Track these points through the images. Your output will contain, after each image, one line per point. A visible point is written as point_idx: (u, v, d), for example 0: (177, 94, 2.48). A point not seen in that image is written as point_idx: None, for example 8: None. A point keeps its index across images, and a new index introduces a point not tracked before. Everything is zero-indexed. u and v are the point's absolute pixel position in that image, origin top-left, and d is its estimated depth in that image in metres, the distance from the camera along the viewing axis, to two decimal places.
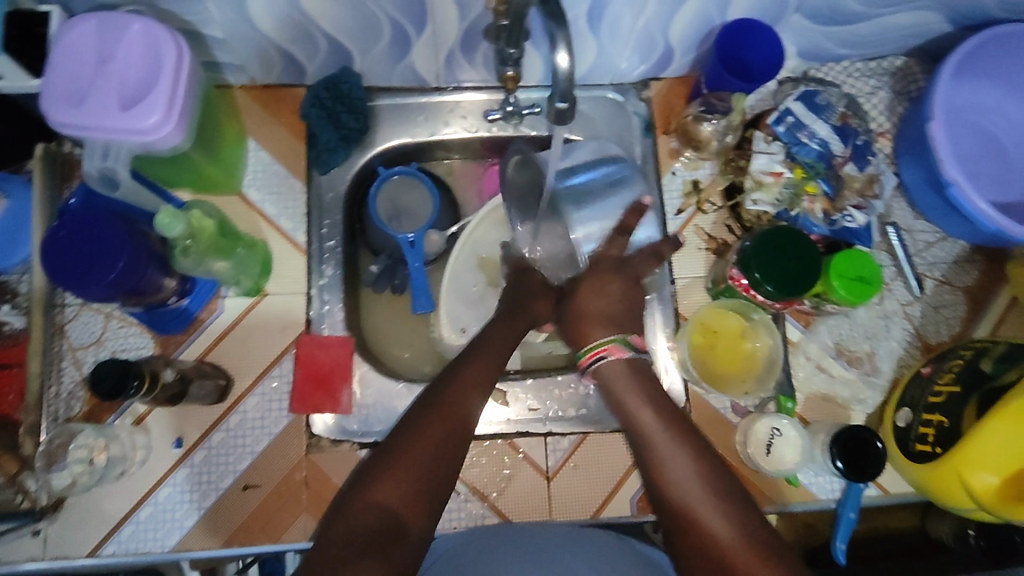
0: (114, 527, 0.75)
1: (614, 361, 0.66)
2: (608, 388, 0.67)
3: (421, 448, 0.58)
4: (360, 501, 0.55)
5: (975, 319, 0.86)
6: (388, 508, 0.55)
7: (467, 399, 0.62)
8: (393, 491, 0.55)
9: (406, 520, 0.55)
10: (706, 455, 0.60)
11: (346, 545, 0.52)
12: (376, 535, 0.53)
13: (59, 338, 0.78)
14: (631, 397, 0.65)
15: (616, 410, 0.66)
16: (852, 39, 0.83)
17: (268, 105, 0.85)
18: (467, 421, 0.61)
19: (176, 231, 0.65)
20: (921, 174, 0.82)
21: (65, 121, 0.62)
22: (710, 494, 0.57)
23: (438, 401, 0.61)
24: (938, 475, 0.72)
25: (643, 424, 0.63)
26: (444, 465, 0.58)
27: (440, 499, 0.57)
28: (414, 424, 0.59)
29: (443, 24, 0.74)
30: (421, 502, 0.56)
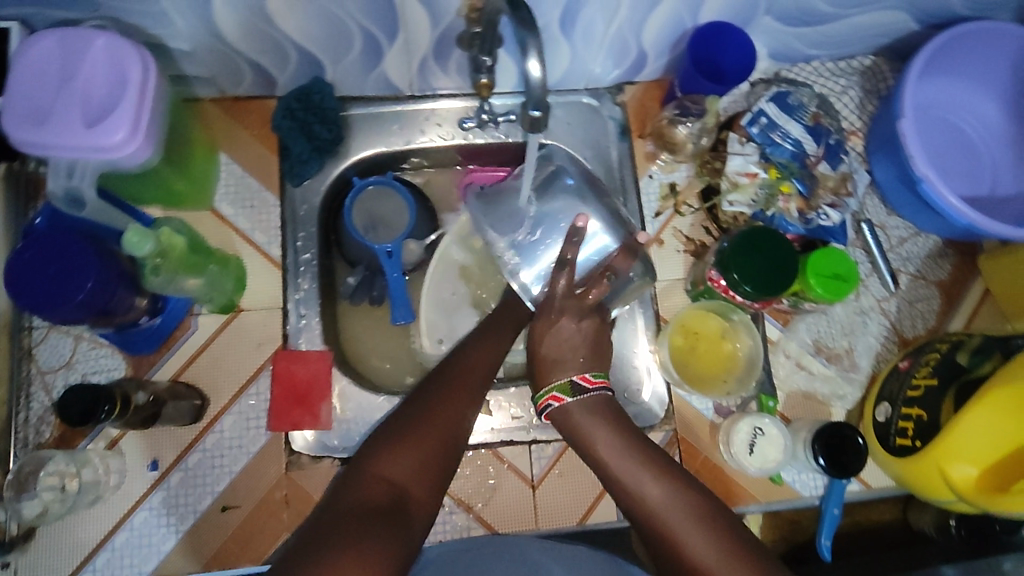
0: (89, 555, 0.73)
1: (570, 402, 0.65)
2: (566, 430, 0.66)
3: (426, 428, 0.59)
4: (371, 475, 0.55)
5: (949, 312, 0.87)
6: (396, 481, 0.55)
7: (469, 388, 0.65)
8: (401, 465, 0.56)
9: (411, 495, 0.55)
10: (674, 473, 0.60)
11: (353, 513, 0.51)
12: (385, 506, 0.53)
13: (27, 363, 0.76)
14: (591, 435, 0.64)
15: (578, 449, 0.65)
16: (821, 40, 0.84)
17: (239, 118, 0.84)
18: (467, 409, 0.63)
19: (146, 249, 0.62)
20: (893, 171, 0.84)
21: (26, 140, 0.60)
22: (686, 514, 0.57)
23: (441, 388, 0.64)
24: (919, 469, 0.72)
25: (605, 459, 0.62)
26: (447, 448, 0.59)
27: (443, 481, 0.58)
28: (417, 408, 0.61)
29: (415, 33, 0.73)
30: (426, 479, 0.56)
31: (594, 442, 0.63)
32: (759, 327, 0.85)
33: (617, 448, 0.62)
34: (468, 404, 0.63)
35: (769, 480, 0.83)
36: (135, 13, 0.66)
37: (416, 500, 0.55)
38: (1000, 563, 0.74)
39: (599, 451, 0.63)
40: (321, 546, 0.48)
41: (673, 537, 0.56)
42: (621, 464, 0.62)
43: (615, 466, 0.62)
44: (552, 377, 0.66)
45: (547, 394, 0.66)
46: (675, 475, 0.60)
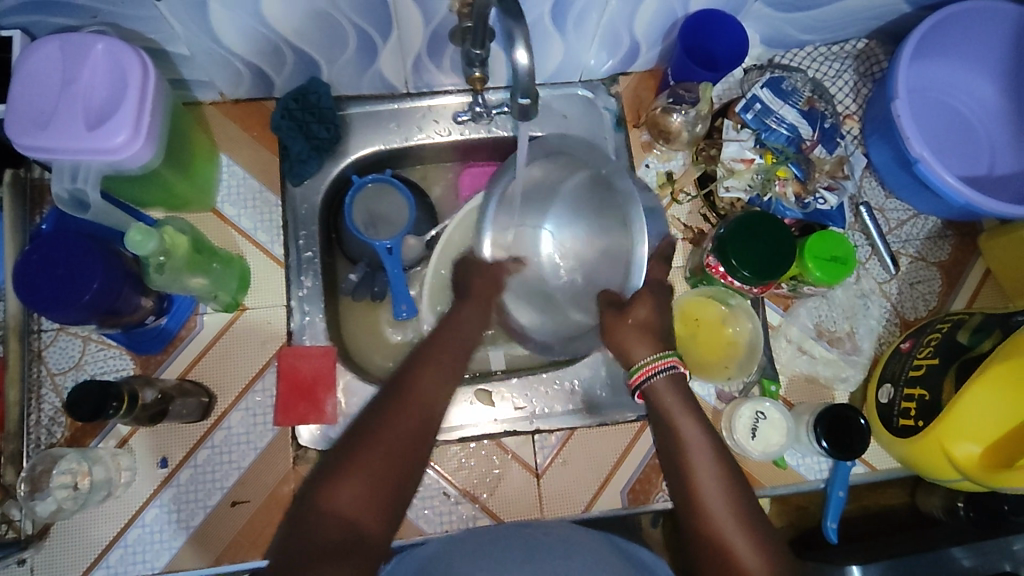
0: (101, 553, 0.74)
1: (661, 378, 0.67)
2: (655, 405, 0.67)
3: (374, 453, 0.58)
4: (319, 513, 0.55)
5: (950, 292, 0.87)
6: (346, 517, 0.55)
7: (421, 404, 0.62)
8: (347, 498, 0.55)
9: (364, 529, 0.55)
10: (728, 469, 0.63)
11: (304, 559, 0.52)
12: (336, 546, 0.53)
13: (37, 365, 0.77)
14: (675, 413, 0.66)
15: (660, 425, 0.66)
16: (813, 25, 0.84)
17: (239, 120, 0.85)
18: (420, 425, 0.61)
19: (149, 248, 0.63)
20: (889, 153, 0.84)
21: (30, 144, 0.61)
22: (734, 513, 0.60)
23: (391, 406, 0.61)
24: (924, 448, 0.72)
25: (688, 441, 0.64)
26: (398, 472, 0.58)
27: (396, 504, 0.57)
28: (365, 432, 0.59)
29: (408, 30, 0.74)
30: (377, 508, 0.56)
31: (676, 424, 0.65)
32: (759, 313, 0.85)
33: (696, 432, 0.65)
34: (423, 420, 0.61)
35: (774, 464, 0.83)
36: (133, 18, 0.67)
37: (371, 530, 0.55)
38: (1011, 542, 0.73)
39: (680, 429, 0.65)
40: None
41: (714, 528, 0.60)
42: (695, 446, 0.64)
43: (689, 445, 0.64)
44: (660, 351, 0.68)
45: (647, 365, 0.67)
46: (729, 469, 0.63)
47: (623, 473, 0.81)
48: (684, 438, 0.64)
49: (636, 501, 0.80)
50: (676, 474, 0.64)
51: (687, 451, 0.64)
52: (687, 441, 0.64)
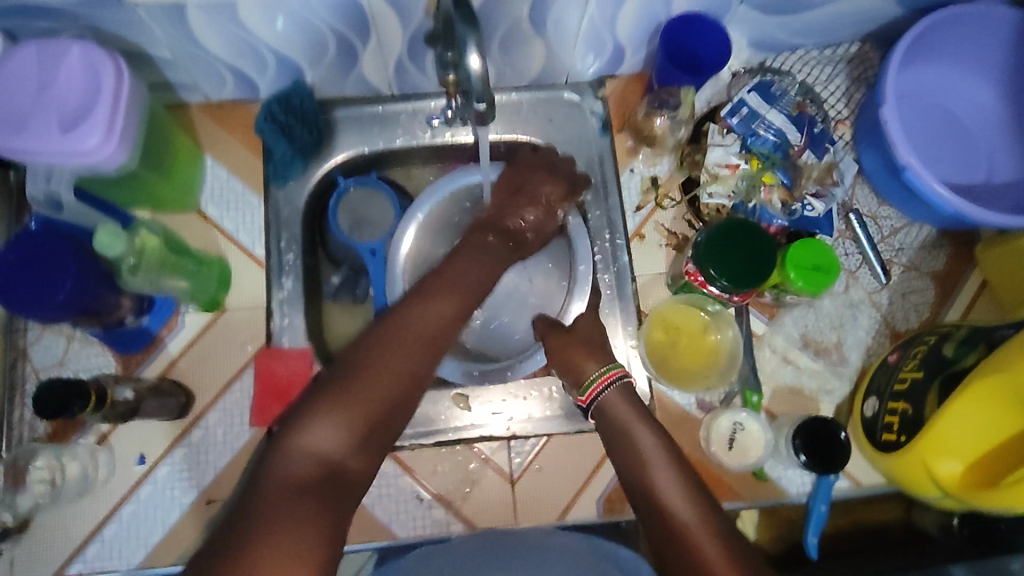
0: (78, 548, 0.75)
1: (612, 390, 0.69)
2: (609, 416, 0.68)
3: (364, 391, 0.58)
4: (298, 449, 0.56)
5: (944, 304, 0.84)
6: (327, 454, 0.56)
7: (418, 348, 0.60)
8: (329, 438, 0.56)
9: (345, 464, 0.57)
10: (689, 478, 0.64)
11: (285, 496, 0.53)
12: (317, 481, 0.55)
13: (21, 362, 0.79)
14: (631, 423, 0.67)
15: (614, 433, 0.68)
16: (803, 28, 0.82)
17: (224, 122, 0.86)
18: (417, 361, 0.61)
19: (117, 250, 0.64)
20: (880, 160, 0.81)
21: (5, 146, 0.62)
22: (701, 522, 0.60)
23: (387, 350, 0.59)
24: (905, 463, 0.70)
25: (643, 446, 0.66)
26: (385, 416, 0.59)
27: (381, 441, 0.59)
28: (354, 374, 0.58)
29: (387, 33, 0.74)
30: (360, 447, 0.58)
31: (633, 434, 0.66)
32: (743, 322, 0.83)
33: (653, 442, 0.66)
34: (425, 355, 0.61)
35: (754, 476, 0.80)
36: (112, 22, 0.68)
37: (353, 466, 0.57)
38: (1008, 564, 0.69)
39: (637, 439, 0.66)
40: (246, 529, 0.50)
41: (683, 531, 0.60)
42: (653, 456, 0.65)
43: (647, 456, 0.65)
44: (606, 364, 0.71)
45: (597, 380, 0.70)
46: (687, 477, 0.64)
47: (599, 481, 0.80)
48: (642, 448, 0.66)
49: (610, 511, 0.80)
50: (641, 490, 0.64)
51: (646, 462, 0.65)
52: (645, 451, 0.65)
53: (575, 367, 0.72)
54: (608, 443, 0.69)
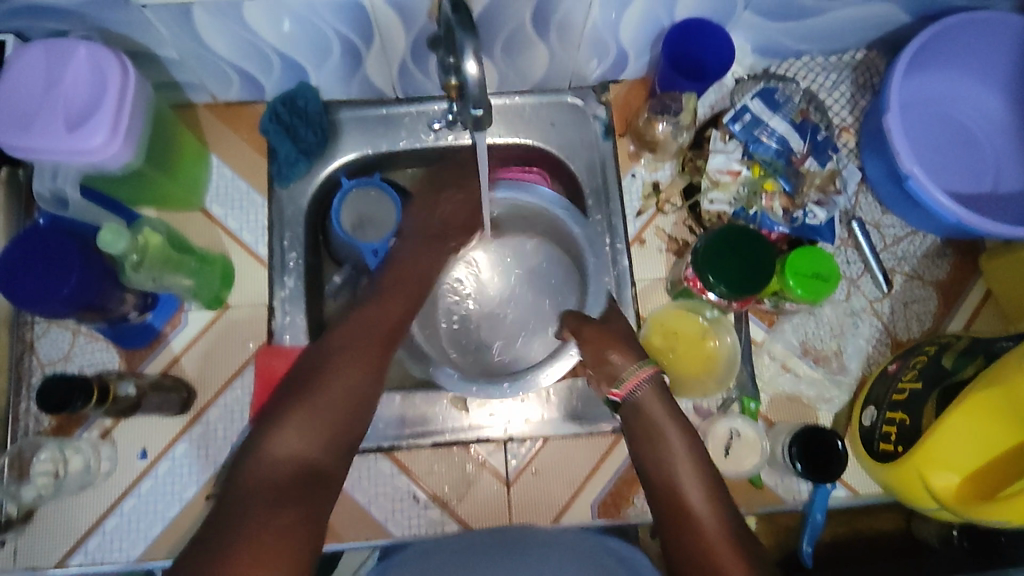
0: (80, 539, 0.77)
1: (647, 387, 0.70)
2: (641, 414, 0.70)
3: (322, 399, 0.66)
4: (271, 450, 0.62)
5: (947, 314, 0.84)
6: (297, 454, 0.63)
7: (364, 352, 0.71)
8: (296, 438, 0.64)
9: (316, 463, 0.64)
10: (711, 482, 0.66)
11: (265, 492, 0.59)
12: (291, 478, 0.61)
13: (28, 355, 0.80)
14: (663, 423, 0.69)
15: (644, 431, 0.70)
16: (808, 35, 0.82)
17: (230, 122, 0.87)
18: (365, 372, 0.70)
19: (119, 248, 0.65)
20: (883, 168, 0.81)
21: (12, 143, 0.63)
22: (718, 525, 0.63)
23: (337, 356, 0.69)
24: (902, 474, 0.70)
25: (672, 447, 0.68)
26: (345, 417, 0.67)
27: (344, 442, 0.66)
28: (310, 382, 0.67)
29: (390, 36, 0.74)
30: (326, 445, 0.65)
31: (664, 433, 0.68)
32: (743, 328, 0.83)
33: (680, 444, 0.68)
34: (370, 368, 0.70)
35: (751, 483, 0.80)
36: (119, 22, 0.69)
37: (323, 464, 0.64)
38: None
39: (665, 439, 0.68)
40: (238, 522, 0.56)
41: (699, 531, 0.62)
42: (679, 457, 0.67)
43: (672, 457, 0.67)
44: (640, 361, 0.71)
45: (631, 378, 0.70)
46: (710, 481, 0.66)
47: (595, 485, 0.81)
48: (670, 447, 0.68)
49: (604, 513, 0.80)
50: (664, 489, 0.67)
51: (672, 463, 0.67)
52: (672, 451, 0.68)
53: (606, 362, 0.72)
54: (636, 437, 0.70)
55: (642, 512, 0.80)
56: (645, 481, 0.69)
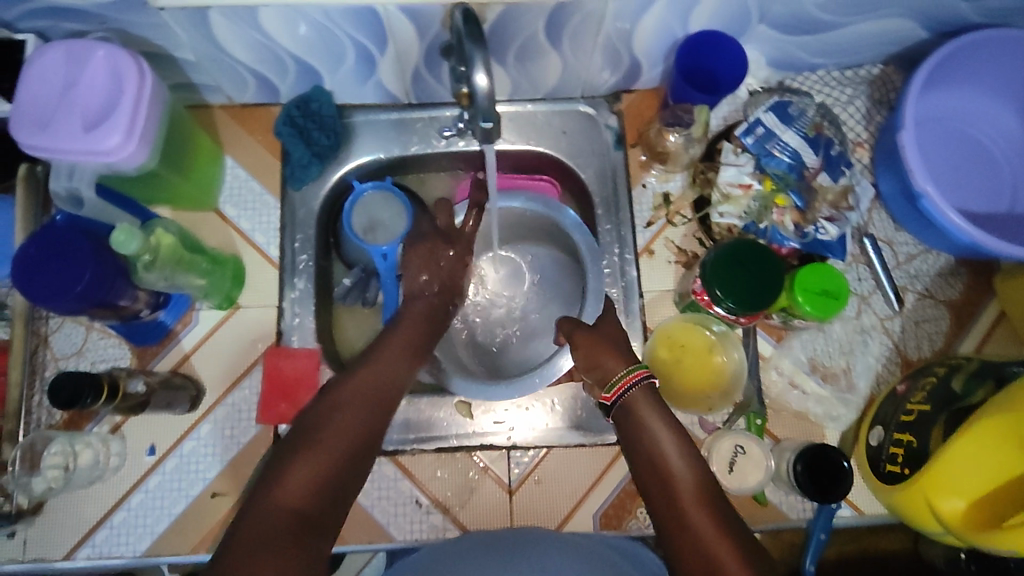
0: (88, 532, 0.78)
1: (639, 390, 0.68)
2: (632, 418, 0.67)
3: (330, 444, 0.62)
4: (273, 503, 0.56)
5: (959, 334, 0.83)
6: (299, 507, 0.57)
7: (368, 404, 0.66)
8: (298, 490, 0.58)
9: (318, 517, 0.58)
10: (706, 483, 0.63)
11: (260, 538, 0.54)
12: (290, 533, 0.55)
13: (42, 349, 0.81)
14: (653, 425, 0.66)
15: (635, 435, 0.67)
16: (824, 49, 0.82)
17: (245, 124, 0.88)
18: (371, 417, 0.66)
19: (132, 248, 0.66)
20: (897, 185, 0.80)
21: (31, 143, 0.64)
22: (716, 525, 0.59)
23: (345, 408, 0.65)
24: (909, 498, 0.69)
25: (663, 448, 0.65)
26: (348, 469, 0.62)
27: (345, 495, 0.61)
28: (316, 433, 0.62)
29: (404, 43, 0.75)
30: (328, 499, 0.59)
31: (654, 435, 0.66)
32: (750, 343, 0.82)
33: (673, 445, 0.65)
34: (375, 412, 0.66)
35: (754, 500, 0.79)
36: (138, 24, 0.70)
37: (324, 519, 0.58)
38: None
39: (658, 441, 0.65)
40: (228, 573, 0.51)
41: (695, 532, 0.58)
42: (673, 458, 0.64)
43: (667, 459, 0.64)
44: (632, 365, 0.71)
45: (624, 378, 0.68)
46: (705, 481, 0.63)
47: (597, 495, 0.81)
48: (662, 448, 0.65)
49: (606, 526, 0.80)
50: (660, 494, 0.63)
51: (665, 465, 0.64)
52: (665, 452, 0.65)
53: (599, 367, 0.72)
54: (628, 444, 0.67)
55: (643, 525, 0.80)
56: (641, 490, 0.65)
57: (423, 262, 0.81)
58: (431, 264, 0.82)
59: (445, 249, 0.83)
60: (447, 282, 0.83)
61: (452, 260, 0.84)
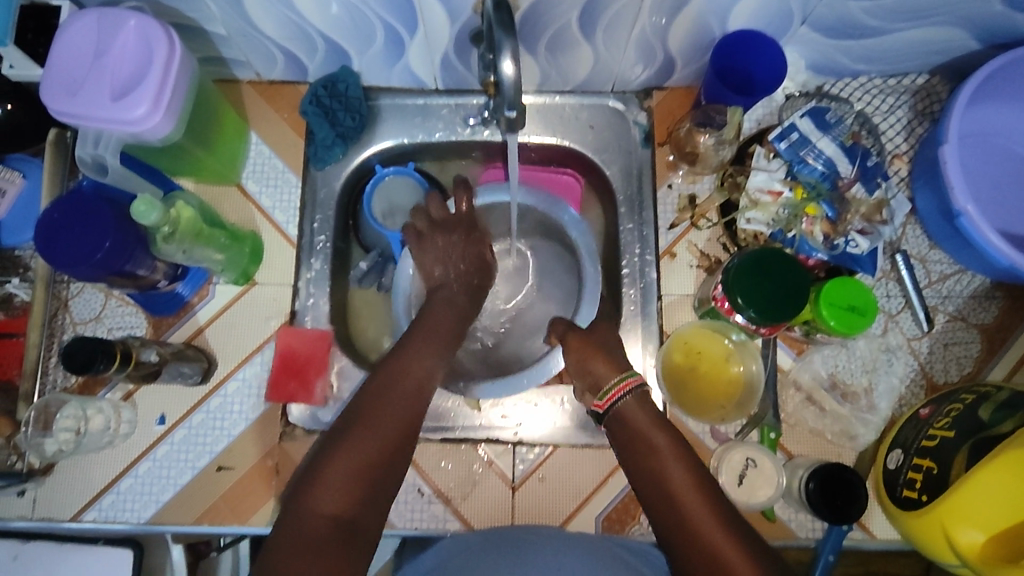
0: (96, 496, 0.79)
1: (630, 398, 0.67)
2: (625, 426, 0.66)
3: (364, 448, 0.61)
4: (309, 512, 0.57)
5: (989, 360, 0.80)
6: (336, 514, 0.58)
7: (403, 398, 0.65)
8: (333, 498, 0.58)
9: (356, 523, 0.58)
10: (706, 483, 0.61)
11: (300, 553, 0.55)
12: (330, 542, 0.56)
13: (61, 313, 0.82)
14: (645, 428, 0.65)
15: (629, 443, 0.65)
16: (868, 55, 0.78)
17: (272, 101, 0.88)
18: (406, 411, 0.64)
19: (152, 219, 0.66)
20: (935, 202, 0.77)
21: (59, 110, 0.65)
22: (718, 527, 0.58)
23: (377, 406, 0.64)
24: (925, 526, 0.67)
25: (660, 450, 0.64)
26: (383, 470, 0.61)
27: (384, 496, 0.61)
28: (348, 435, 0.62)
29: (434, 28, 0.73)
30: (365, 504, 0.59)
31: (651, 440, 0.64)
32: (768, 354, 0.80)
33: (669, 447, 0.64)
34: (411, 409, 0.65)
35: (763, 515, 0.77)
36: None
37: (363, 523, 0.59)
38: None
39: (654, 444, 0.64)
40: None
41: (704, 539, 0.57)
42: (670, 461, 0.63)
43: (663, 462, 0.62)
44: (626, 371, 0.70)
45: (617, 386, 0.68)
46: (704, 480, 0.61)
47: (601, 497, 0.79)
48: (660, 452, 0.63)
49: (608, 529, 0.79)
50: (658, 499, 0.61)
51: (660, 468, 0.62)
52: (663, 453, 0.63)
53: (590, 372, 0.72)
54: (622, 452, 0.66)
55: (647, 532, 0.79)
56: (639, 491, 0.64)
57: (437, 237, 0.80)
58: (448, 248, 0.80)
59: (458, 243, 0.81)
60: (472, 262, 0.82)
61: (471, 234, 0.82)
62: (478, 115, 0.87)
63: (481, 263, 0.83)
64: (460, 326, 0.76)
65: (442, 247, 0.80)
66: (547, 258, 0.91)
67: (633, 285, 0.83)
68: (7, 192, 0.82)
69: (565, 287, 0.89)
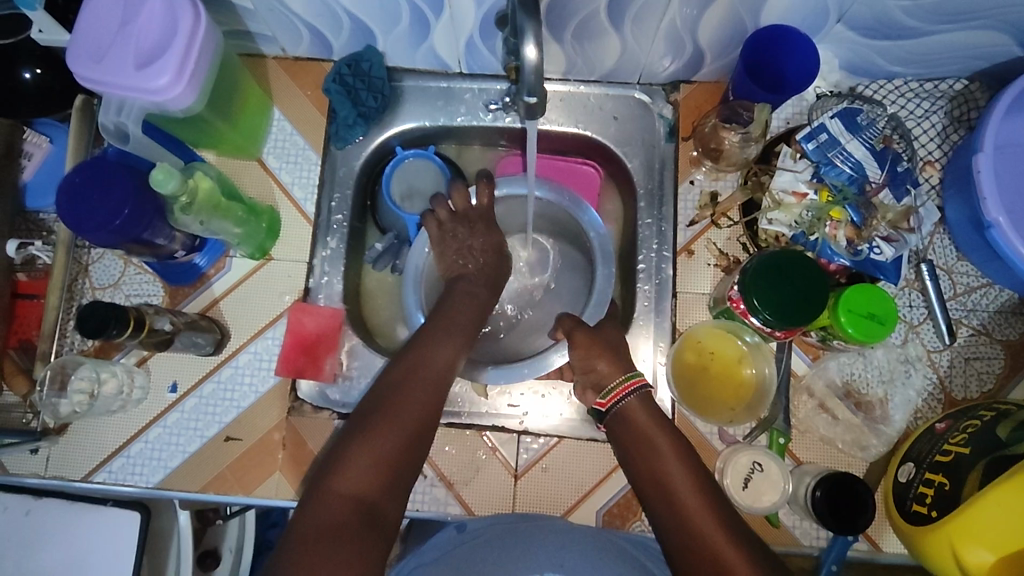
0: (106, 458, 0.80)
1: (633, 398, 0.67)
2: (628, 428, 0.66)
3: (383, 434, 0.61)
4: (332, 493, 0.58)
5: (1011, 378, 0.77)
6: (359, 495, 0.58)
7: (420, 387, 0.66)
8: (353, 481, 0.59)
9: (376, 507, 0.58)
10: (706, 486, 0.61)
11: (322, 533, 0.55)
12: (351, 523, 0.56)
13: (81, 277, 0.84)
14: (648, 429, 0.65)
15: (632, 446, 0.65)
16: (906, 56, 0.76)
17: (296, 78, 0.88)
18: (424, 402, 0.65)
19: (170, 187, 0.67)
20: (966, 212, 0.75)
21: (84, 75, 0.65)
22: (719, 525, 0.58)
23: (395, 395, 0.65)
24: (933, 542, 0.65)
25: (663, 452, 0.63)
26: (403, 456, 0.61)
27: (405, 481, 0.61)
28: (369, 421, 0.63)
29: (461, 11, 0.72)
30: (387, 487, 0.60)
31: (654, 443, 0.64)
32: (783, 358, 0.79)
33: (671, 450, 0.64)
34: (428, 399, 0.66)
35: (766, 521, 0.76)
36: None
37: (382, 508, 0.59)
38: None
39: (658, 447, 0.64)
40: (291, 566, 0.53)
41: (707, 542, 0.57)
42: (670, 462, 0.63)
43: (665, 465, 0.63)
44: (627, 371, 0.70)
45: (619, 387, 0.68)
46: (701, 481, 0.61)
47: (605, 490, 0.79)
48: (662, 455, 0.63)
49: (609, 523, 0.79)
50: (660, 501, 0.61)
51: (665, 472, 0.62)
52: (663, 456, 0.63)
53: (592, 370, 0.71)
54: (625, 455, 0.66)
55: (648, 529, 0.78)
56: (640, 493, 0.64)
57: (457, 223, 0.81)
58: (467, 236, 0.81)
59: (479, 234, 0.81)
60: (492, 253, 0.81)
61: (488, 222, 0.82)
62: (500, 101, 0.87)
63: (494, 255, 0.81)
64: (474, 316, 0.75)
65: (464, 238, 0.81)
66: (563, 249, 0.91)
67: (648, 281, 0.82)
68: (32, 155, 0.84)
69: (581, 280, 0.89)
